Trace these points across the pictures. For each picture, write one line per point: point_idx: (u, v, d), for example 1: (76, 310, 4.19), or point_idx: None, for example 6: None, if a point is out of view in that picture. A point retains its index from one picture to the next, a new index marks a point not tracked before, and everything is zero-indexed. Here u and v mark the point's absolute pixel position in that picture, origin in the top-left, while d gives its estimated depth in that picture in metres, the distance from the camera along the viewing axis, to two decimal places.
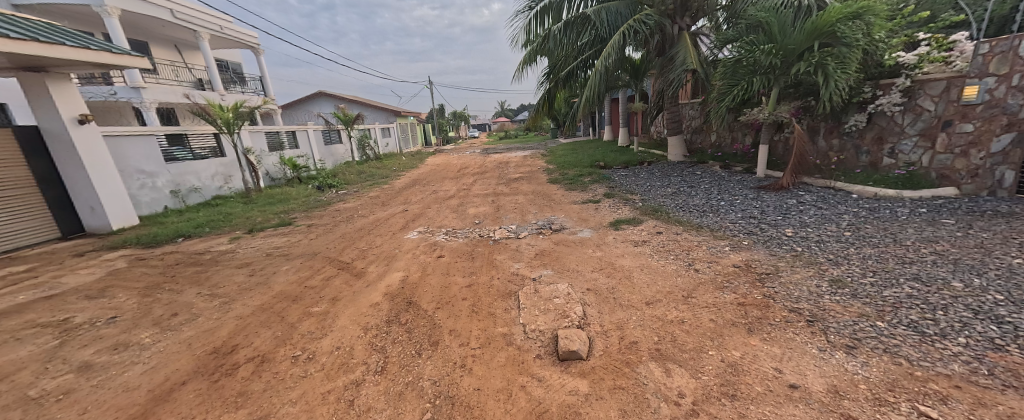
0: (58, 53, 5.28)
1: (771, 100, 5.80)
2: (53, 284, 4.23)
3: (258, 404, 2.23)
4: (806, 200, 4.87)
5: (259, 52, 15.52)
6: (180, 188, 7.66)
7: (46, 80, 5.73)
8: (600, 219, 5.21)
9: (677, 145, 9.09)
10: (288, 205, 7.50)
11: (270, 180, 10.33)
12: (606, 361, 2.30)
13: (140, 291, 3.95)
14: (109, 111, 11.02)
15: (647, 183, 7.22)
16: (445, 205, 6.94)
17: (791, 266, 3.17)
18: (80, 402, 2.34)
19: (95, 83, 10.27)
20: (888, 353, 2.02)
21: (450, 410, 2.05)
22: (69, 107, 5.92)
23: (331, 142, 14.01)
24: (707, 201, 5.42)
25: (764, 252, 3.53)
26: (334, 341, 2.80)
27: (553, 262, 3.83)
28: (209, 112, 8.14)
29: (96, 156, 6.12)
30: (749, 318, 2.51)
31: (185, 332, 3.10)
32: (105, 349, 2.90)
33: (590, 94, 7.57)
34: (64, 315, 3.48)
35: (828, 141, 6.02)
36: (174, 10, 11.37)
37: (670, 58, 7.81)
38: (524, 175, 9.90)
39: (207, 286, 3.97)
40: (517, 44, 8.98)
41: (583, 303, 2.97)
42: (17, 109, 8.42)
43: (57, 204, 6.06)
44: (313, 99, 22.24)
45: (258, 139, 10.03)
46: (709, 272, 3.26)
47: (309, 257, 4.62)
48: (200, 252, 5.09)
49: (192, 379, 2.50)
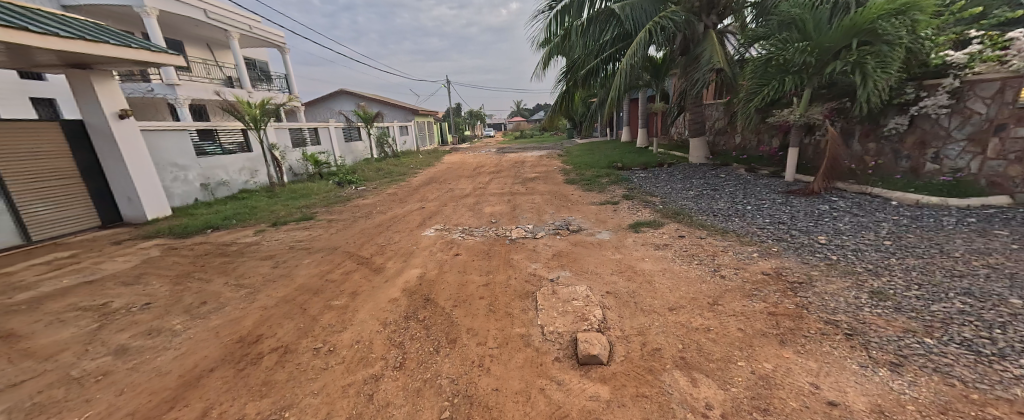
0: (102, 51, 5.55)
1: (802, 101, 5.60)
2: (94, 270, 4.45)
3: (282, 394, 2.27)
4: (839, 207, 4.64)
5: (285, 51, 15.96)
6: (209, 182, 7.95)
7: (90, 77, 6.02)
8: (619, 220, 5.10)
9: (700, 146, 8.88)
10: (309, 201, 7.65)
11: (293, 176, 10.60)
12: (627, 367, 2.23)
13: (171, 279, 4.11)
14: (146, 108, 11.55)
15: (669, 184, 7.05)
16: (462, 203, 6.96)
17: (826, 276, 3.01)
18: (117, 383, 2.45)
19: (134, 81, 10.75)
20: (939, 373, 1.89)
21: (468, 410, 2.04)
22: (110, 103, 6.21)
23: (352, 139, 14.28)
24: (731, 205, 5.25)
25: (795, 260, 3.37)
26: (354, 335, 2.83)
27: (571, 263, 3.78)
28: (238, 109, 8.43)
29: (133, 149, 6.41)
30: (781, 329, 2.39)
31: (214, 321, 3.20)
32: (139, 334, 3.02)
33: (614, 92, 7.38)
34: (103, 300, 3.65)
35: (864, 144, 5.71)
36: (207, 11, 11.80)
37: (696, 57, 7.61)
38: (540, 174, 9.86)
39: (234, 276, 4.10)
40: (537, 43, 8.87)
41: (603, 306, 2.90)
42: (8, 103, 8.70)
43: (98, 194, 6.39)
44: (335, 97, 22.74)
45: (283, 135, 10.29)
46: (736, 279, 3.13)
47: (329, 252, 4.69)
48: (228, 243, 5.26)
49: (219, 367, 2.57)
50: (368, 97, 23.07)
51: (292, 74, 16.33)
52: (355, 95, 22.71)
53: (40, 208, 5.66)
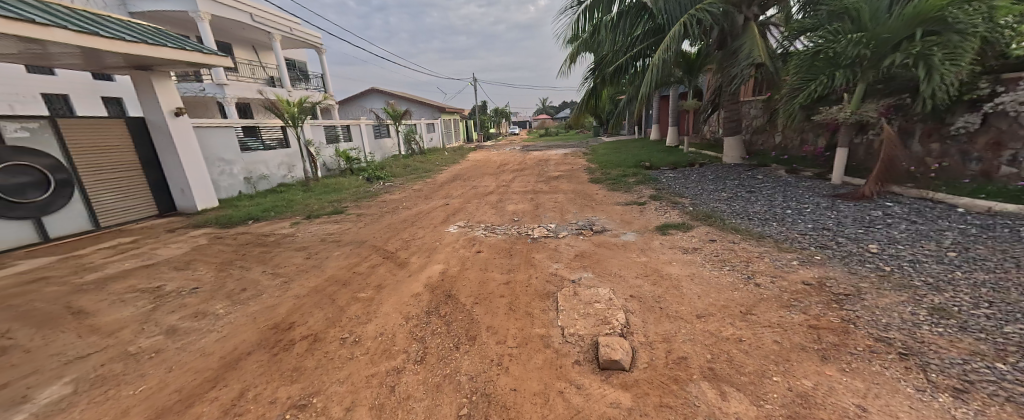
0: (162, 54, 6.01)
1: (854, 97, 5.22)
2: (151, 255, 4.82)
3: (311, 380, 2.35)
4: (894, 213, 4.24)
5: (322, 51, 16.63)
6: (251, 176, 8.42)
7: (151, 77, 6.50)
8: (645, 222, 4.93)
9: (735, 146, 8.42)
10: (341, 195, 7.94)
11: (326, 171, 11.03)
12: (651, 375, 2.14)
13: (216, 266, 4.38)
14: (198, 106, 12.40)
15: (701, 185, 6.74)
16: (485, 200, 6.97)
17: (877, 289, 2.75)
18: (167, 361, 2.63)
19: (188, 81, 11.56)
20: (1013, 403, 1.68)
21: (486, 409, 2.02)
22: (167, 101, 6.69)
23: (381, 136, 14.70)
24: (769, 209, 4.93)
25: (842, 270, 3.10)
26: (378, 327, 2.89)
27: (594, 264, 3.68)
28: (278, 107, 8.87)
29: (186, 144, 6.89)
30: (823, 344, 2.21)
31: (251, 307, 3.37)
32: (188, 316, 3.23)
33: (645, 89, 7.12)
34: (157, 282, 3.94)
35: (926, 145, 5.20)
36: (253, 14, 12.45)
37: (734, 52, 7.22)
38: (564, 173, 9.75)
39: (271, 265, 4.31)
40: (564, 39, 8.73)
41: (626, 310, 2.80)
42: (79, 100, 9.61)
43: (155, 186, 6.91)
44: (367, 95, 23.50)
45: (318, 132, 10.71)
46: (773, 288, 2.92)
47: (357, 245, 4.83)
48: (267, 234, 5.54)
49: (255, 351, 2.70)
50: (398, 95, 23.68)
51: (328, 73, 17.00)
52: (386, 94, 23.34)
53: (106, 198, 6.19)
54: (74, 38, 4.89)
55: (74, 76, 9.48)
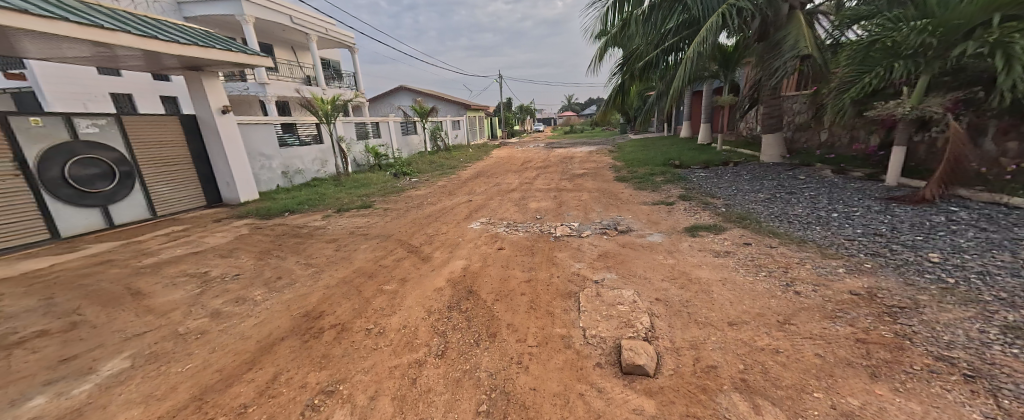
0: (211, 55, 6.38)
1: (916, 92, 4.77)
2: (199, 242, 5.16)
3: (338, 368, 2.41)
4: (960, 219, 3.84)
5: (355, 51, 17.17)
6: (288, 170, 8.83)
7: (201, 77, 6.93)
8: (673, 223, 4.73)
9: (774, 144, 7.93)
10: (370, 190, 8.17)
11: (357, 166, 11.40)
12: (677, 383, 2.03)
13: (255, 254, 4.62)
14: (242, 104, 13.14)
15: (737, 185, 6.40)
16: (508, 197, 6.95)
17: (938, 302, 2.48)
18: (211, 342, 2.79)
19: (234, 81, 12.27)
20: None
21: (505, 408, 1.99)
22: (215, 99, 7.10)
23: (409, 133, 15.02)
24: (813, 211, 4.60)
25: (896, 280, 2.83)
26: (402, 320, 2.93)
27: (617, 265, 3.57)
28: (313, 105, 9.22)
29: (231, 140, 7.31)
30: (873, 361, 2.01)
31: (286, 295, 3.52)
32: (229, 301, 3.42)
33: (678, 84, 6.82)
34: (204, 268, 4.21)
35: (1001, 144, 4.67)
36: (292, 16, 13.02)
37: (777, 44, 6.79)
38: (589, 171, 9.57)
39: (303, 256, 4.49)
40: (593, 34, 8.52)
41: (651, 314, 2.69)
42: (141, 100, 10.41)
43: (203, 178, 7.38)
44: (396, 93, 24.08)
45: (350, 128, 11.06)
46: (815, 297, 2.71)
47: (383, 239, 4.93)
48: (300, 225, 5.78)
49: (289, 337, 2.81)
50: (425, 93, 24.11)
51: (360, 72, 17.54)
52: (414, 91, 23.82)
53: (162, 188, 6.67)
54: (135, 42, 5.27)
55: (137, 77, 10.27)
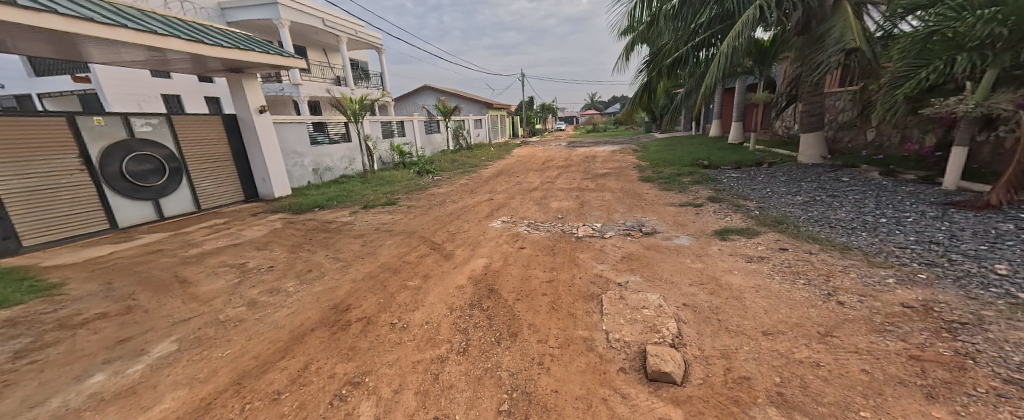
0: (251, 58, 6.67)
1: (981, 87, 4.36)
2: (237, 235, 5.43)
3: (364, 360, 2.47)
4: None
5: (383, 51, 17.59)
6: (319, 167, 9.15)
7: (242, 78, 7.28)
8: (702, 225, 4.55)
9: (814, 144, 7.49)
10: (394, 187, 8.35)
11: (383, 164, 11.68)
12: (707, 392, 1.94)
13: (287, 247, 4.81)
14: (277, 104, 13.74)
15: (773, 187, 6.08)
16: (529, 196, 6.91)
17: (1007, 319, 2.25)
18: (248, 330, 2.92)
19: (270, 82, 12.85)
20: None
21: (527, 409, 1.96)
22: (253, 99, 7.45)
23: (433, 131, 15.24)
24: (859, 216, 4.30)
25: (955, 293, 2.59)
26: (425, 316, 2.96)
27: (642, 268, 3.46)
28: (343, 104, 9.50)
29: (267, 138, 7.65)
30: (928, 380, 1.85)
31: (315, 287, 3.63)
32: (264, 291, 3.57)
33: (710, 81, 6.55)
34: (241, 259, 4.42)
35: None
36: (325, 19, 13.49)
37: (820, 37, 6.39)
38: (613, 170, 9.38)
39: (332, 250, 4.63)
40: (619, 31, 8.33)
41: (678, 319, 2.58)
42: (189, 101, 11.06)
43: (242, 174, 7.76)
44: (421, 92, 24.48)
45: (376, 127, 11.34)
46: (861, 308, 2.52)
47: (407, 235, 5.01)
48: (329, 221, 5.97)
49: (319, 328, 2.90)
50: (450, 92, 24.39)
51: (386, 72, 17.96)
52: (438, 90, 24.13)
53: (205, 183, 7.08)
54: (183, 46, 5.58)
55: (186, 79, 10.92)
